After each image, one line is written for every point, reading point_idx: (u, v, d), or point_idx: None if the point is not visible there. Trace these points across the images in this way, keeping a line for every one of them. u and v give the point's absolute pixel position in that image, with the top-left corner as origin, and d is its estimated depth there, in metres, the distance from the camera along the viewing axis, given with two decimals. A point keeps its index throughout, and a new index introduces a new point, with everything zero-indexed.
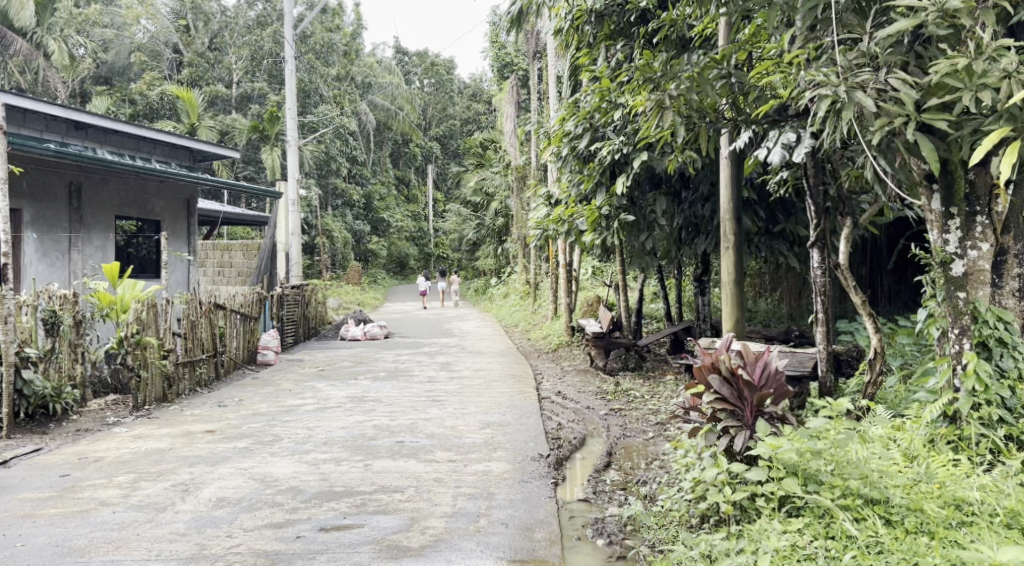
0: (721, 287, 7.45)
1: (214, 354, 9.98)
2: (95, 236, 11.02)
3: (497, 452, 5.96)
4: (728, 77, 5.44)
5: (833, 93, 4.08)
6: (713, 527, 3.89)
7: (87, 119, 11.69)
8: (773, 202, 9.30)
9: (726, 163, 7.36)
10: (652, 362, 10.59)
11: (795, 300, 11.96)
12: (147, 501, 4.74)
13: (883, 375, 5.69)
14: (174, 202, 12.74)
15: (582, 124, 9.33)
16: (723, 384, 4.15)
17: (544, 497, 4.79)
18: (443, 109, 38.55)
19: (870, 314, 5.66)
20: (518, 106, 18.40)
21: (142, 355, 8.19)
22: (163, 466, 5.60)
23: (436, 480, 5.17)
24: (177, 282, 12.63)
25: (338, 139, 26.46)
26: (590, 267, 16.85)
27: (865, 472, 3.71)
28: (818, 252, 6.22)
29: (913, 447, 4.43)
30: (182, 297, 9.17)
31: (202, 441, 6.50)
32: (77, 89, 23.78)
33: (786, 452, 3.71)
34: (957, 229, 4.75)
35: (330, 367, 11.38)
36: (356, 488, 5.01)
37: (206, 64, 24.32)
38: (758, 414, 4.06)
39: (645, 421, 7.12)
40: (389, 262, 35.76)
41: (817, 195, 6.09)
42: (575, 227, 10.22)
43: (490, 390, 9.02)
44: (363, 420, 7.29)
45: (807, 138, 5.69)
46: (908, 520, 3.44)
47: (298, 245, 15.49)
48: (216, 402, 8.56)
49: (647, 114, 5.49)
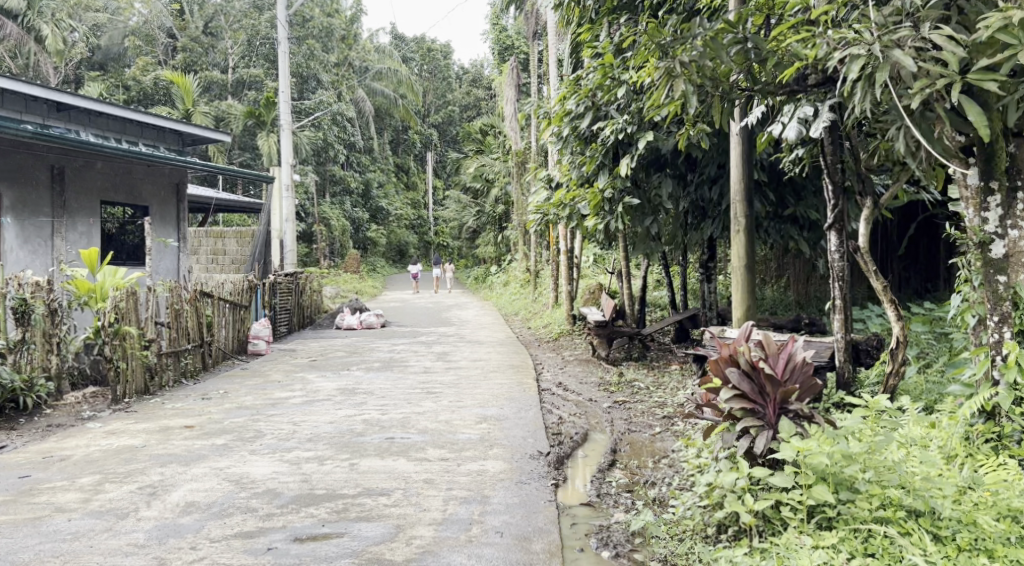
0: (731, 273, 7.15)
1: (200, 344, 9.55)
2: (79, 221, 10.59)
3: (494, 449, 5.55)
4: (744, 43, 5.00)
5: (867, 52, 3.69)
6: (732, 539, 3.49)
7: (69, 100, 11.22)
8: (784, 183, 8.91)
9: (738, 140, 6.98)
10: (657, 351, 10.20)
11: (803, 288, 11.56)
12: (107, 506, 4.33)
13: (905, 365, 5.25)
14: (163, 186, 12.30)
15: (584, 102, 8.96)
16: (742, 378, 3.73)
17: (544, 502, 4.37)
18: (442, 94, 37.88)
19: (891, 301, 5.20)
20: (518, 89, 17.86)
21: (120, 346, 7.74)
22: (132, 466, 5.18)
23: (426, 482, 4.76)
24: (165, 270, 12.20)
25: (335, 125, 25.99)
26: (591, 254, 16.44)
27: (907, 477, 3.29)
28: (836, 236, 5.73)
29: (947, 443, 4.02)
30: (165, 284, 8.74)
31: (180, 437, 6.09)
32: (70, 74, 23.29)
33: (814, 455, 3.29)
34: (997, 206, 4.29)
35: (323, 357, 10.98)
36: (339, 491, 4.60)
37: (200, 49, 23.86)
38: (781, 412, 3.65)
39: (651, 415, 6.73)
40: (388, 251, 35.29)
41: (834, 173, 5.68)
42: (577, 212, 9.79)
43: (488, 382, 8.60)
44: (352, 414, 6.88)
45: (824, 112, 5.26)
46: (960, 536, 3.02)
47: (294, 231, 14.96)
48: (200, 395, 8.15)
49: (655, 85, 5.03)
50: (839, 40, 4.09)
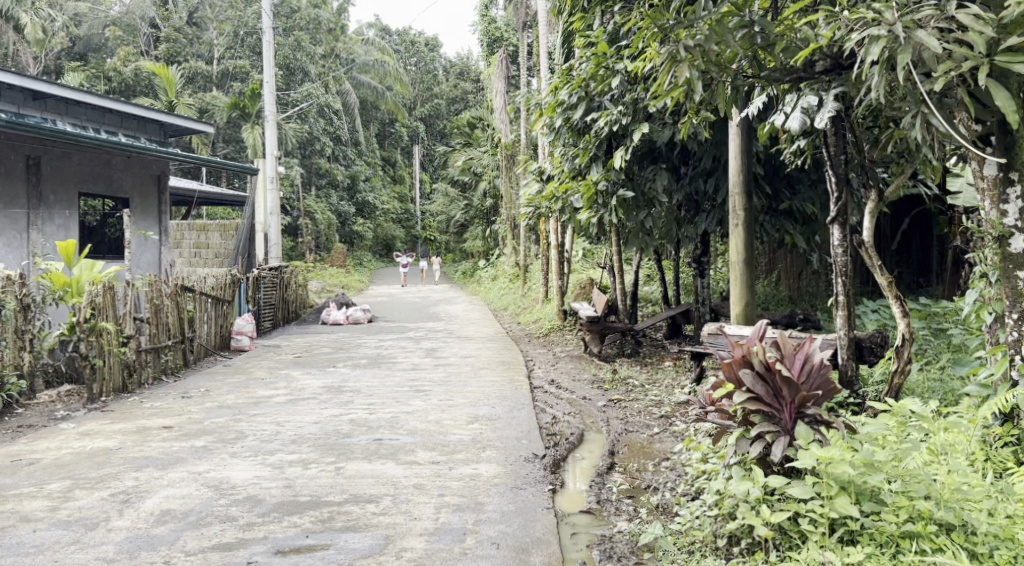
0: (729, 268, 6.96)
1: (181, 340, 9.26)
2: (57, 213, 10.26)
3: (487, 451, 5.31)
4: (750, 26, 4.77)
5: (888, 33, 3.45)
6: (746, 553, 3.27)
7: (46, 89, 10.84)
8: (779, 177, 8.72)
9: (736, 131, 6.86)
10: (650, 347, 10.00)
11: (795, 283, 11.40)
12: (76, 515, 4.06)
13: (910, 364, 5.00)
14: (144, 177, 11.96)
15: (577, 93, 8.73)
16: (756, 380, 3.53)
17: (541, 510, 4.14)
18: (429, 88, 37.45)
19: (897, 297, 4.95)
20: (508, 81, 17.50)
21: (95, 342, 7.44)
22: (105, 470, 4.91)
23: (416, 488, 4.51)
24: (145, 264, 11.89)
25: (320, 117, 25.61)
26: (581, 249, 16.23)
27: (937, 488, 3.09)
28: (840, 229, 5.46)
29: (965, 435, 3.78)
30: (145, 279, 8.45)
31: (157, 439, 5.81)
32: (51, 65, 22.77)
33: (837, 465, 3.09)
34: (1018, 198, 4.04)
35: (308, 354, 10.69)
36: (324, 498, 4.35)
37: (184, 40, 23.37)
38: (798, 417, 3.46)
39: (648, 414, 6.52)
40: (374, 246, 34.91)
41: (838, 166, 5.46)
42: (569, 205, 9.57)
43: (478, 379, 8.34)
44: (337, 414, 6.62)
45: (830, 102, 5.02)
46: (999, 553, 2.81)
47: (277, 224, 14.63)
48: (181, 393, 7.86)
49: (657, 71, 4.78)
50: (857, 20, 3.87)
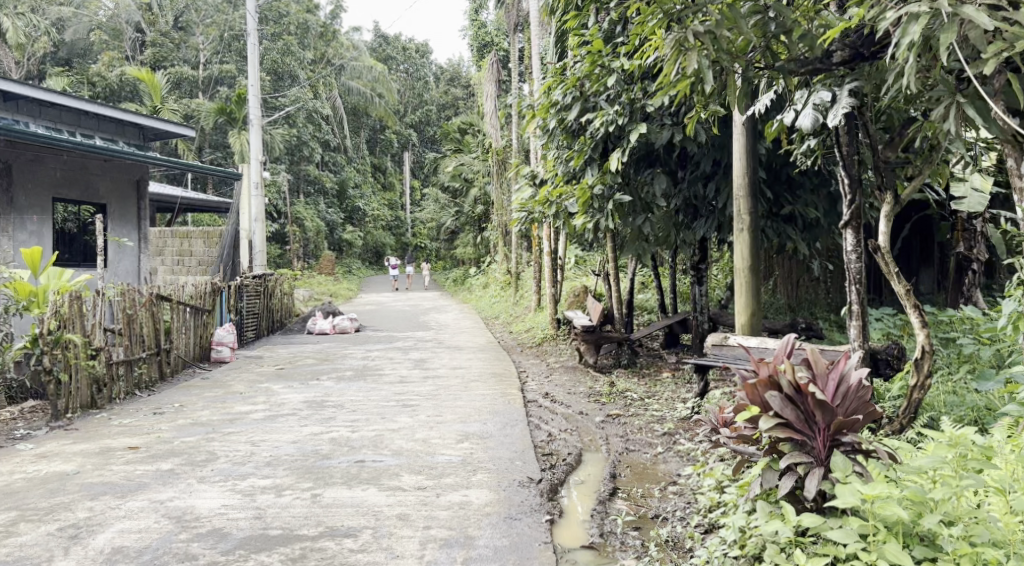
0: (734, 277, 6.55)
1: (157, 351, 8.78)
2: (28, 219, 9.76)
3: (477, 475, 4.89)
4: (764, 12, 4.37)
5: (931, 11, 3.04)
6: None
7: (16, 89, 10.31)
8: (779, 179, 8.32)
9: (741, 130, 6.47)
10: (646, 357, 9.59)
11: (794, 291, 11.02)
12: (15, 556, 3.64)
13: (931, 379, 4.54)
14: (122, 183, 11.48)
15: (571, 93, 8.28)
16: (784, 404, 3.14)
17: (536, 544, 3.73)
18: (419, 94, 37.14)
19: (915, 306, 4.54)
20: (499, 83, 17.10)
21: (61, 356, 6.93)
22: (57, 500, 4.45)
23: (400, 518, 4.08)
24: (124, 272, 11.43)
25: (309, 123, 25.17)
26: (575, 255, 15.82)
27: (1001, 533, 2.71)
28: (853, 233, 5.03)
29: (1002, 449, 3.40)
30: (116, 287, 7.93)
31: (121, 460, 5.36)
32: (33, 70, 22.24)
33: (886, 505, 2.72)
34: None
35: (291, 365, 10.22)
36: (297, 531, 3.91)
37: (170, 44, 22.85)
38: (832, 445, 3.08)
39: (650, 430, 6.10)
40: (364, 253, 34.38)
41: (852, 166, 5.04)
42: (563, 209, 9.14)
43: (469, 393, 7.92)
44: (318, 432, 6.18)
45: (844, 96, 4.63)
46: None
47: (262, 231, 14.16)
48: (153, 409, 7.40)
49: (663, 63, 4.36)
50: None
